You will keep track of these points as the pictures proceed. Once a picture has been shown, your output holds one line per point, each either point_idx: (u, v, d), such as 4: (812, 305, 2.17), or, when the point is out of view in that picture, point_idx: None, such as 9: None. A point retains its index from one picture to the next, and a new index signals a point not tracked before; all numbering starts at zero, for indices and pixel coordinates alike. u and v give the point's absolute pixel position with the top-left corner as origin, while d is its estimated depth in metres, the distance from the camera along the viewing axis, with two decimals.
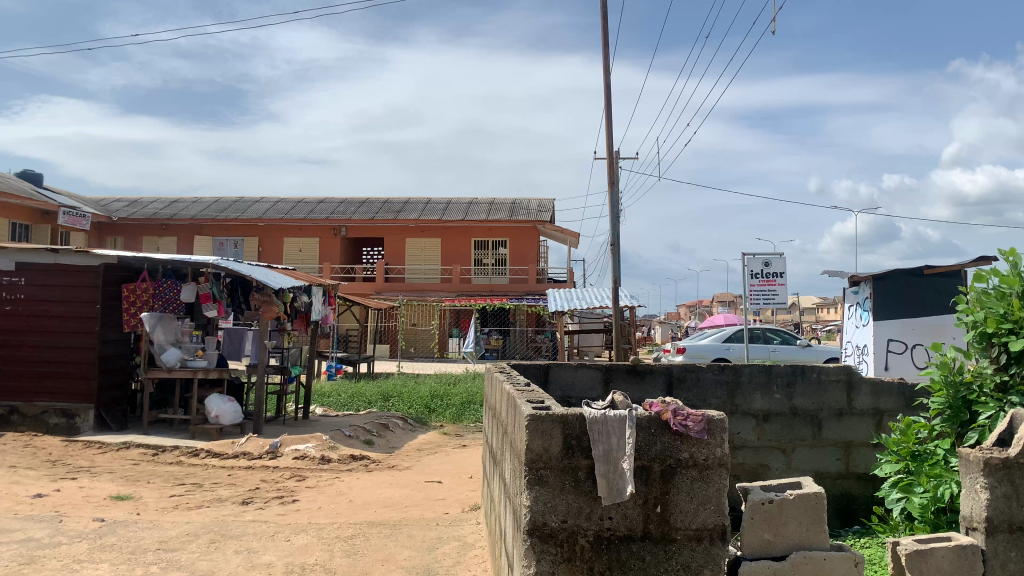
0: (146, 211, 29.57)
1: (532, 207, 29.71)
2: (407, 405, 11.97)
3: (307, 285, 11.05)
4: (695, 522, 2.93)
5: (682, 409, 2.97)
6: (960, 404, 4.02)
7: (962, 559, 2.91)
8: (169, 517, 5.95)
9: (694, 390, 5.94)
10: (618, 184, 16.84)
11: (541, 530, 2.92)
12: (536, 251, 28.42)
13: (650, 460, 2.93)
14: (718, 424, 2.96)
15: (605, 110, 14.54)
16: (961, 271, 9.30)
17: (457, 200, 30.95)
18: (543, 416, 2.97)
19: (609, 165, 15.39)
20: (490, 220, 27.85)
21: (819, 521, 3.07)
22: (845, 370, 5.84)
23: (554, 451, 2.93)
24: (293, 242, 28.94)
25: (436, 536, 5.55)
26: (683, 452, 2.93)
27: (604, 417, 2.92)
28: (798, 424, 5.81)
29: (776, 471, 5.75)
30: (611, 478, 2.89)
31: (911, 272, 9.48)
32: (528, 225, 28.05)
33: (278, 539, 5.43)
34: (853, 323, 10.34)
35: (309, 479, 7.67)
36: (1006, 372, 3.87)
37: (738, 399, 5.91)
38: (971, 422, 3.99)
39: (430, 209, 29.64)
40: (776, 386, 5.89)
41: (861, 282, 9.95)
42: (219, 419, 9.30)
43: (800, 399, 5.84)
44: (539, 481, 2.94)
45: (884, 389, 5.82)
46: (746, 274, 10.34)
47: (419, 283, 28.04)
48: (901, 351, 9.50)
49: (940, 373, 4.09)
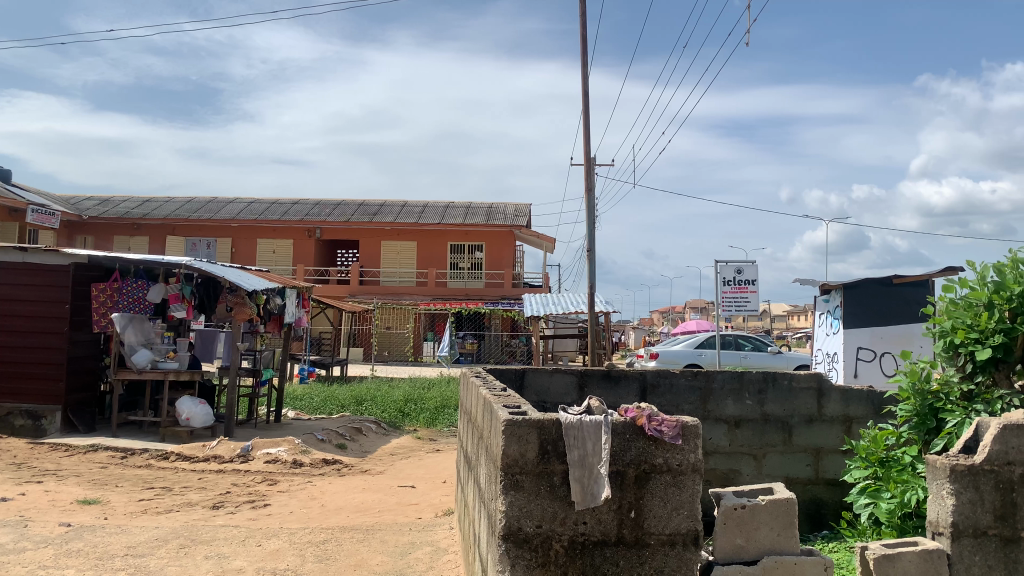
0: (117, 211, 29.15)
1: (508, 211, 29.73)
2: (380, 409, 11.91)
3: (281, 286, 10.93)
4: (668, 527, 2.96)
5: (657, 415, 3.00)
6: (927, 411, 4.10)
7: (928, 563, 2.96)
8: (138, 522, 5.87)
9: (667, 396, 5.98)
10: (593, 190, 16.97)
11: (516, 535, 2.93)
12: (511, 255, 28.42)
13: (625, 466, 2.95)
14: (692, 430, 2.99)
15: (582, 116, 14.66)
16: (929, 281, 9.48)
17: (434, 203, 30.88)
18: (519, 421, 2.97)
19: (587, 171, 15.51)
20: (466, 224, 27.83)
21: (790, 526, 3.11)
22: (816, 377, 5.93)
23: (530, 456, 2.95)
24: (266, 243, 28.67)
25: (409, 541, 5.54)
26: (657, 457, 2.96)
27: (581, 422, 2.94)
28: (768, 430, 5.87)
29: (747, 476, 5.81)
30: (585, 483, 2.92)
31: (880, 282, 9.64)
32: (504, 229, 28.04)
33: (249, 543, 5.37)
34: (823, 331, 10.50)
35: (281, 483, 7.60)
36: (972, 381, 3.97)
37: (710, 404, 5.96)
38: (937, 429, 4.06)
39: (406, 211, 29.56)
40: (747, 392, 5.93)
41: (831, 290, 10.11)
42: (190, 421, 9.16)
43: (771, 406, 5.91)
44: (515, 486, 2.95)
45: (853, 397, 5.90)
46: (719, 281, 10.46)
47: (393, 286, 27.92)
48: (870, 359, 9.65)
49: (908, 381, 4.17)
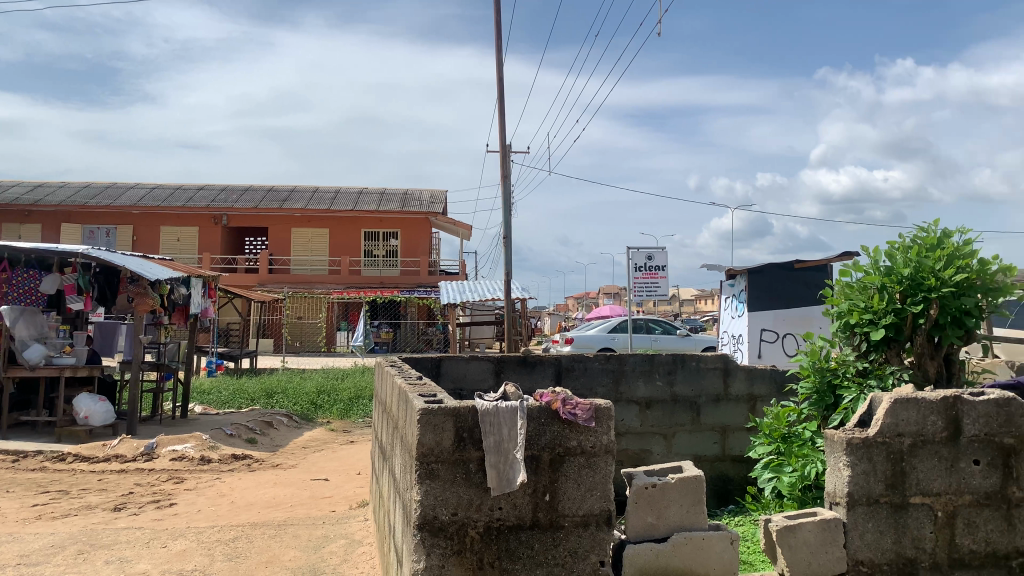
0: (5, 197, 27.34)
1: (423, 198, 29.48)
2: (293, 401, 11.62)
3: (187, 276, 10.49)
4: (581, 508, 2.99)
5: (571, 399, 3.03)
6: (826, 388, 4.29)
7: (827, 532, 2.93)
8: (31, 529, 5.53)
9: (582, 379, 6.06)
10: (508, 177, 17.00)
11: (432, 523, 2.91)
12: (427, 242, 28.22)
13: (540, 450, 2.96)
14: (605, 412, 3.04)
15: (497, 103, 14.63)
16: (828, 266, 9.92)
17: (347, 189, 30.31)
18: (434, 409, 2.94)
19: (502, 157, 15.51)
20: (380, 211, 27.44)
21: (698, 503, 3.20)
22: (722, 358, 6.13)
23: (446, 444, 2.93)
24: (170, 231, 27.48)
25: (323, 534, 5.42)
26: (571, 440, 2.99)
27: (496, 408, 2.94)
28: (678, 411, 6.04)
29: (657, 455, 5.96)
30: (501, 469, 2.92)
31: (782, 267, 10.03)
32: (419, 216, 27.79)
33: (154, 545, 5.15)
34: (729, 313, 10.88)
35: (188, 481, 7.31)
36: (866, 358, 4.22)
37: (623, 386, 6.06)
38: (835, 405, 4.25)
39: (318, 198, 28.89)
40: (658, 374, 6.08)
41: (737, 275, 10.47)
42: (89, 420, 8.70)
43: (680, 387, 6.07)
44: (430, 475, 2.91)
45: (757, 376, 6.13)
46: (632, 266, 10.66)
47: (305, 274, 27.29)
48: (773, 340, 10.08)
49: (809, 360, 4.36)
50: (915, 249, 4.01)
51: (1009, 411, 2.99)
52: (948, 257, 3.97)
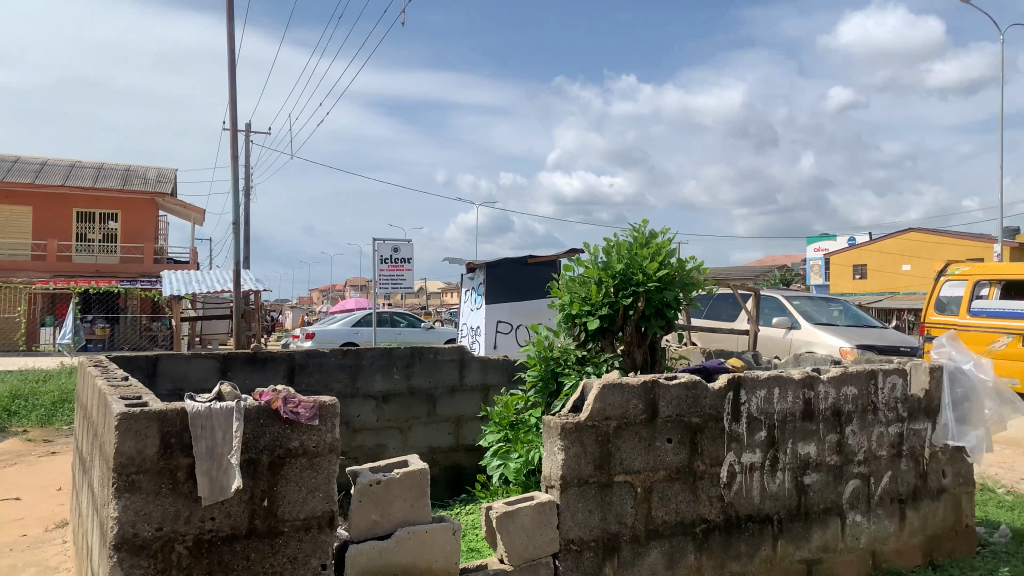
0: None
1: (149, 178, 26.84)
2: None
3: None
4: (302, 511, 2.85)
5: (294, 397, 2.88)
6: (550, 376, 4.54)
7: (541, 515, 3.05)
8: None
9: (317, 375, 5.83)
10: (245, 160, 16.00)
11: (131, 542, 2.60)
12: (153, 227, 25.75)
13: (258, 453, 2.78)
14: (329, 410, 2.90)
15: (231, 80, 13.68)
16: (557, 262, 10.62)
17: (54, 163, 26.64)
18: (136, 414, 2.63)
19: (237, 139, 14.55)
20: (96, 191, 24.50)
21: (422, 496, 3.20)
22: (458, 350, 6.26)
23: (150, 452, 2.63)
24: None
25: (9, 565, 4.68)
26: (293, 441, 2.83)
27: (210, 410, 2.70)
28: (414, 403, 6.07)
29: (393, 450, 5.95)
30: (214, 476, 2.69)
31: (517, 262, 10.54)
32: (144, 198, 25.26)
33: None
34: (468, 306, 11.21)
35: None
36: (584, 347, 4.52)
37: (360, 381, 5.92)
38: (557, 392, 4.51)
39: (16, 172, 25.06)
40: (395, 367, 6.04)
41: (476, 268, 10.82)
42: None
43: (418, 380, 6.10)
44: (130, 488, 2.60)
45: (490, 366, 6.35)
46: (376, 259, 10.56)
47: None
48: (508, 331, 10.55)
49: (535, 350, 4.57)
50: (627, 246, 4.40)
51: (696, 393, 3.36)
52: (653, 255, 4.41)
